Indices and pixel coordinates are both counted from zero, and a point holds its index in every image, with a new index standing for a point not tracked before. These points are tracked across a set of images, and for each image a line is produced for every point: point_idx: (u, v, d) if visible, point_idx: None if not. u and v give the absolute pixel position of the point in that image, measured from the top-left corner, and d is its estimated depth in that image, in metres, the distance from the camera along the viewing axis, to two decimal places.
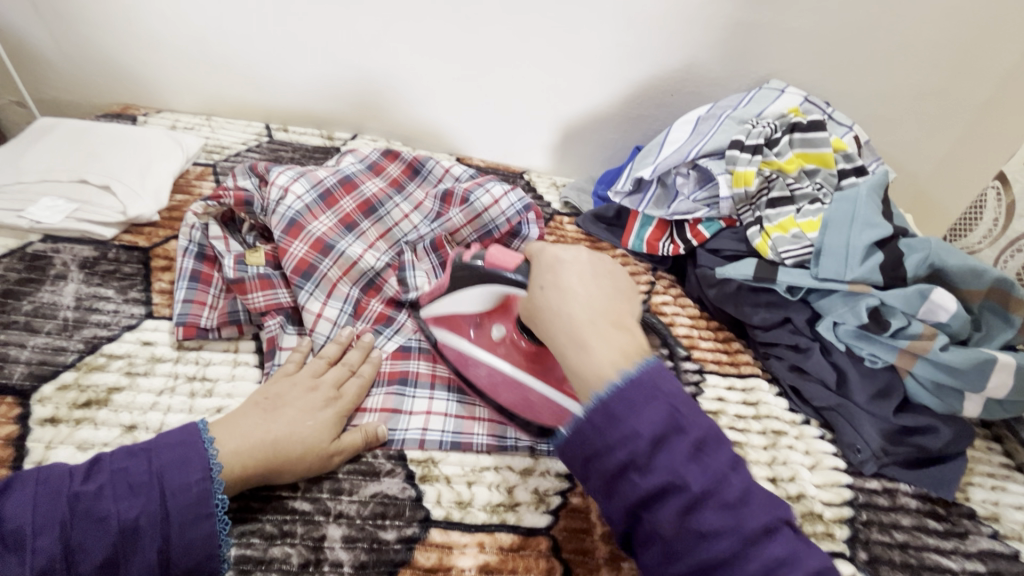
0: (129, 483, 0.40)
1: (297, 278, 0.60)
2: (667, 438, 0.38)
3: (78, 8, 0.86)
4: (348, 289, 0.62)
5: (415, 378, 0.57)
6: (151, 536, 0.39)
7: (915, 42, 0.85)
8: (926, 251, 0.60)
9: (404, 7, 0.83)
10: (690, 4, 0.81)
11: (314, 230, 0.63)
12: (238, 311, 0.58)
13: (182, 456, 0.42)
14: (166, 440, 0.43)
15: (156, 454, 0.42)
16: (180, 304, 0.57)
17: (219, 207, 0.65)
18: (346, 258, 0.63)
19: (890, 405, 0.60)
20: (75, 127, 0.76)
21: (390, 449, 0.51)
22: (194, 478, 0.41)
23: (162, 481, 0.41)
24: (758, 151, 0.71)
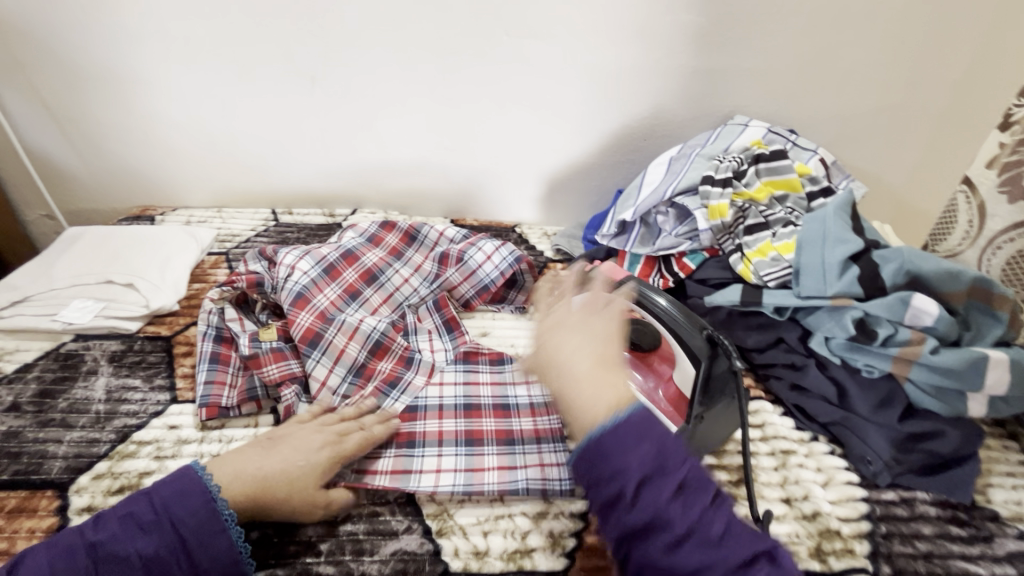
0: (139, 523, 0.43)
1: (305, 346, 0.63)
2: (649, 478, 0.39)
3: (99, 127, 0.95)
4: (354, 354, 0.65)
5: (423, 438, 0.58)
6: (176, 561, 0.42)
7: (863, 66, 0.91)
8: (900, 259, 0.61)
9: (389, 93, 0.91)
10: (646, 59, 0.89)
11: (319, 303, 0.68)
12: (255, 388, 0.62)
13: (180, 489, 0.46)
14: (163, 483, 0.47)
15: (157, 495, 0.45)
16: (202, 386, 0.61)
17: (233, 291, 0.71)
18: (348, 325, 0.66)
19: (894, 413, 0.61)
20: (101, 234, 0.83)
21: (395, 485, 0.55)
22: (196, 505, 0.45)
23: (166, 515, 0.44)
24: (728, 183, 0.75)
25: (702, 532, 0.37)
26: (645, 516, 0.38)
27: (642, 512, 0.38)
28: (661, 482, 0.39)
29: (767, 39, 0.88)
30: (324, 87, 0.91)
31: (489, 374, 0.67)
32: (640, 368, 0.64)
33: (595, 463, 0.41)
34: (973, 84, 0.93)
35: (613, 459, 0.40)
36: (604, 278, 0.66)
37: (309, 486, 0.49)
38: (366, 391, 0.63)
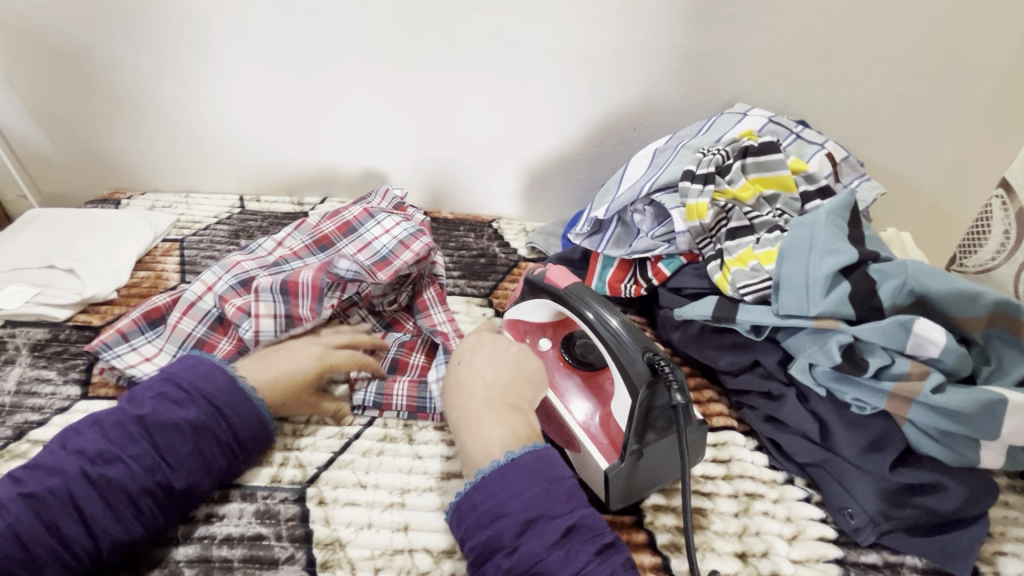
0: (172, 398, 0.48)
1: (147, 324, 0.64)
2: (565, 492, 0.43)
3: (69, 108, 0.93)
4: (189, 329, 0.64)
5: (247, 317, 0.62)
6: (213, 428, 0.48)
7: (887, 49, 0.79)
8: (903, 276, 0.51)
9: (354, 74, 0.86)
10: (632, 39, 0.79)
11: (204, 307, 0.65)
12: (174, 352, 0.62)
13: (203, 371, 0.51)
14: (180, 368, 0.51)
15: (181, 376, 0.50)
16: (129, 352, 0.61)
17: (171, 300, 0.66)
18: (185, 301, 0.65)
19: (884, 460, 0.51)
20: (57, 216, 0.82)
21: (288, 494, 0.50)
22: (222, 380, 0.50)
23: (195, 391, 0.49)
24: (709, 180, 0.65)
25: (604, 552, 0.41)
26: (524, 542, 0.40)
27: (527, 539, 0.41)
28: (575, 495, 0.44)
29: (773, 15, 0.77)
30: (286, 68, 0.86)
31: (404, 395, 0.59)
32: (586, 390, 0.56)
33: (513, 480, 0.43)
34: None
35: (541, 473, 0.44)
36: (544, 284, 0.57)
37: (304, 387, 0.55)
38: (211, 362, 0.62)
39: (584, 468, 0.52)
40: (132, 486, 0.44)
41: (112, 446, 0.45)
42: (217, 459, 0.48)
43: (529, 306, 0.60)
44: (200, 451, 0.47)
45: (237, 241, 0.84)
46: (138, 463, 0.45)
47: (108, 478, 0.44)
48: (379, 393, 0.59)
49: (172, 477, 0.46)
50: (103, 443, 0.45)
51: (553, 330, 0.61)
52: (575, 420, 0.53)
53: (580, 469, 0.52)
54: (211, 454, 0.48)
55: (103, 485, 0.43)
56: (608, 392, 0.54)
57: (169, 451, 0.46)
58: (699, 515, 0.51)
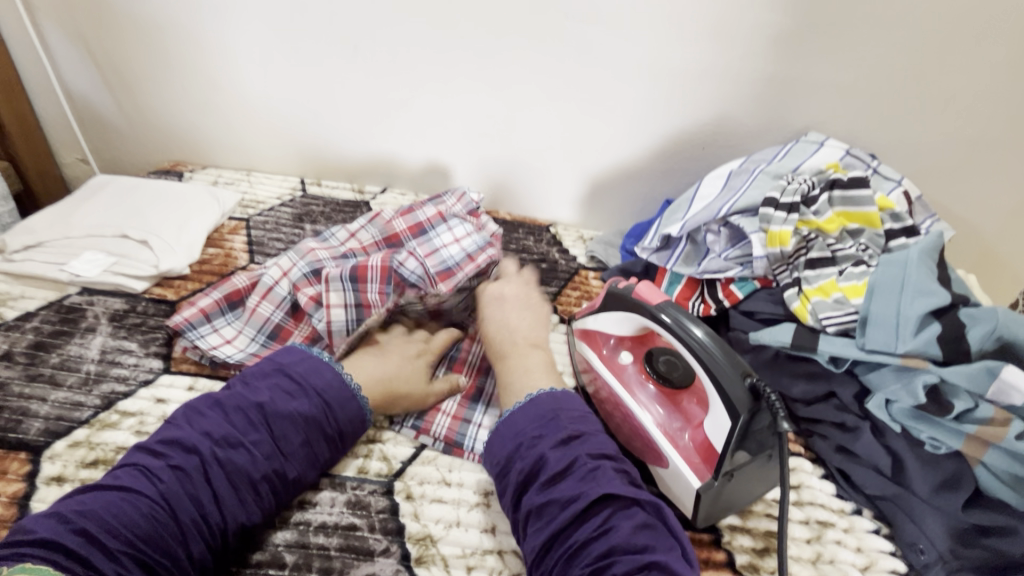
0: (286, 391, 0.50)
1: (226, 306, 0.64)
2: (603, 470, 0.45)
3: (139, 77, 0.93)
4: (267, 314, 0.64)
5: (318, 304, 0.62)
6: (324, 421, 0.50)
7: (968, 92, 0.79)
8: (993, 322, 0.52)
9: (433, 69, 0.86)
10: (717, 60, 0.80)
11: (280, 294, 0.64)
12: (252, 339, 0.63)
13: (312, 366, 0.52)
14: (289, 359, 0.53)
15: (291, 368, 0.52)
16: (207, 330, 0.61)
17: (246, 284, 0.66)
18: (264, 285, 0.64)
19: (957, 499, 0.52)
20: (127, 184, 0.82)
21: (376, 487, 0.51)
22: (330, 377, 0.52)
23: (307, 386, 0.51)
24: (794, 209, 0.66)
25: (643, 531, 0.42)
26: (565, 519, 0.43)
27: (583, 489, 0.44)
28: (618, 477, 0.45)
29: (861, 49, 0.78)
30: (366, 57, 0.86)
31: (454, 405, 0.59)
32: (667, 403, 0.57)
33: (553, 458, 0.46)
34: None
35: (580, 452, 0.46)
36: (632, 298, 0.57)
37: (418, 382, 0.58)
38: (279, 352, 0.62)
39: (668, 483, 0.53)
40: (254, 472, 0.46)
41: (235, 431, 0.47)
42: (324, 452, 0.50)
43: (610, 316, 0.60)
44: (311, 444, 0.49)
45: (302, 225, 0.84)
46: (259, 447, 0.47)
47: (234, 461, 0.45)
48: (420, 416, 0.57)
49: (287, 467, 0.48)
50: (229, 427, 0.47)
51: (634, 345, 0.61)
52: (660, 435, 0.54)
53: (664, 482, 0.54)
54: (320, 447, 0.50)
55: (229, 468, 0.45)
56: (699, 414, 0.54)
57: (284, 441, 0.48)
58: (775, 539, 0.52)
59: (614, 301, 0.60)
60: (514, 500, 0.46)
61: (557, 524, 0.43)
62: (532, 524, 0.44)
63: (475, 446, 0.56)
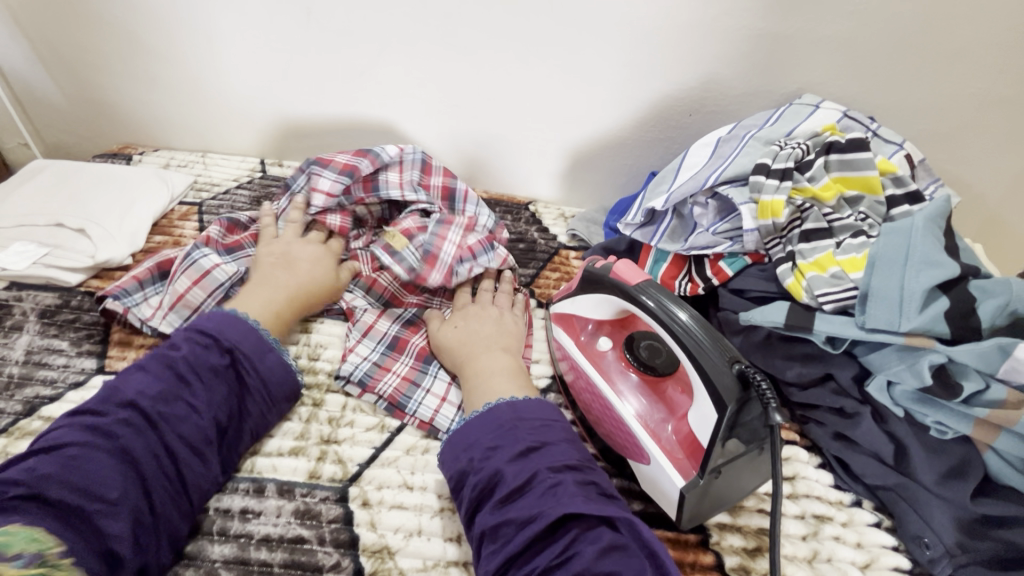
0: (203, 347, 0.48)
1: (156, 277, 0.60)
2: (561, 482, 0.41)
3: (77, 51, 0.86)
4: (178, 284, 0.58)
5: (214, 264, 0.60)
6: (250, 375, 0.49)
7: (976, 45, 0.73)
8: (1006, 296, 0.48)
9: (395, 35, 0.79)
10: (703, 17, 0.73)
11: (218, 278, 0.59)
12: (178, 315, 0.58)
13: (229, 323, 0.51)
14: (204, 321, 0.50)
15: (207, 328, 0.50)
16: (144, 307, 0.58)
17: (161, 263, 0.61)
18: (194, 266, 0.59)
19: (966, 488, 0.48)
20: (66, 168, 0.75)
21: (328, 493, 0.47)
22: (246, 330, 0.51)
23: (226, 342, 0.49)
24: (787, 176, 0.61)
25: (605, 555, 0.38)
26: (518, 540, 0.39)
27: (541, 508, 0.39)
28: (578, 490, 0.41)
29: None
30: (320, 21, 0.79)
31: (407, 367, 0.58)
32: (650, 394, 0.52)
33: (510, 473, 0.42)
34: None
35: (535, 462, 0.42)
36: (608, 278, 0.52)
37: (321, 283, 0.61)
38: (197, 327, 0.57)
39: (650, 481, 0.49)
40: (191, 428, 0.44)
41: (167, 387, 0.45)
42: (254, 411, 0.49)
43: (589, 300, 0.55)
44: (240, 394, 0.48)
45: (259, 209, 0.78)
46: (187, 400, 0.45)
47: (168, 418, 0.44)
48: (369, 372, 0.56)
49: (218, 427, 0.46)
50: (159, 382, 0.45)
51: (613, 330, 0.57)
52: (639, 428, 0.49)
53: (646, 480, 0.49)
54: (251, 399, 0.49)
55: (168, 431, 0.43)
56: (685, 404, 0.49)
57: (212, 392, 0.47)
58: None
59: (591, 284, 0.55)
60: (470, 516, 0.42)
61: (513, 547, 0.39)
62: (486, 546, 0.40)
63: (418, 409, 0.54)
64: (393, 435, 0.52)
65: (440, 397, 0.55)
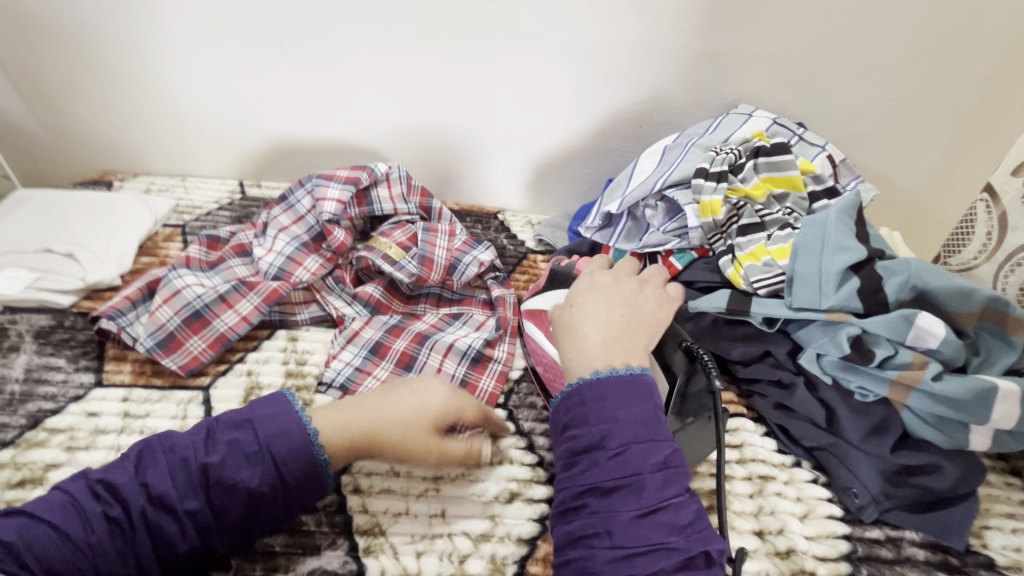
0: (245, 453, 0.44)
1: (142, 296, 0.63)
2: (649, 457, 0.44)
3: (55, 83, 0.89)
4: (158, 308, 0.61)
5: (189, 288, 0.63)
6: (272, 500, 0.44)
7: (885, 57, 0.82)
8: (906, 273, 0.55)
9: (366, 61, 0.85)
10: (648, 38, 0.81)
11: (187, 297, 0.62)
12: (155, 335, 0.59)
13: (281, 426, 0.46)
14: (265, 412, 0.47)
15: (260, 426, 0.46)
16: (135, 324, 0.60)
17: (147, 287, 0.64)
18: (171, 288, 0.62)
19: (886, 442, 0.55)
20: (50, 197, 0.78)
21: None
22: (296, 439, 0.46)
23: (268, 451, 0.45)
24: (723, 178, 0.68)
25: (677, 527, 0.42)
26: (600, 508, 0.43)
27: (631, 476, 0.43)
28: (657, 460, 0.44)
29: (782, 20, 0.80)
30: (294, 50, 0.84)
31: (386, 372, 0.62)
32: None
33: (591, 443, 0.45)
34: (1007, 80, 0.84)
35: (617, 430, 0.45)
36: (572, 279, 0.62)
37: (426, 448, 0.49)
38: (174, 348, 0.59)
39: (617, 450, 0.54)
40: (182, 546, 0.42)
41: (175, 491, 0.42)
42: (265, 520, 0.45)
43: (553, 294, 0.65)
44: (247, 517, 0.44)
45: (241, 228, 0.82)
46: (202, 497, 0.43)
47: (163, 530, 0.42)
48: (350, 377, 0.60)
49: (216, 539, 0.43)
50: (171, 484, 0.43)
51: None
52: None
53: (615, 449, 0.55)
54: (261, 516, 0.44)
55: (159, 534, 0.42)
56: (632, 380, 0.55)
57: (222, 514, 0.43)
58: None
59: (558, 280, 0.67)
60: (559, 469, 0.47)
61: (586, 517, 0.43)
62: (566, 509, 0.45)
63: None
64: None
65: None
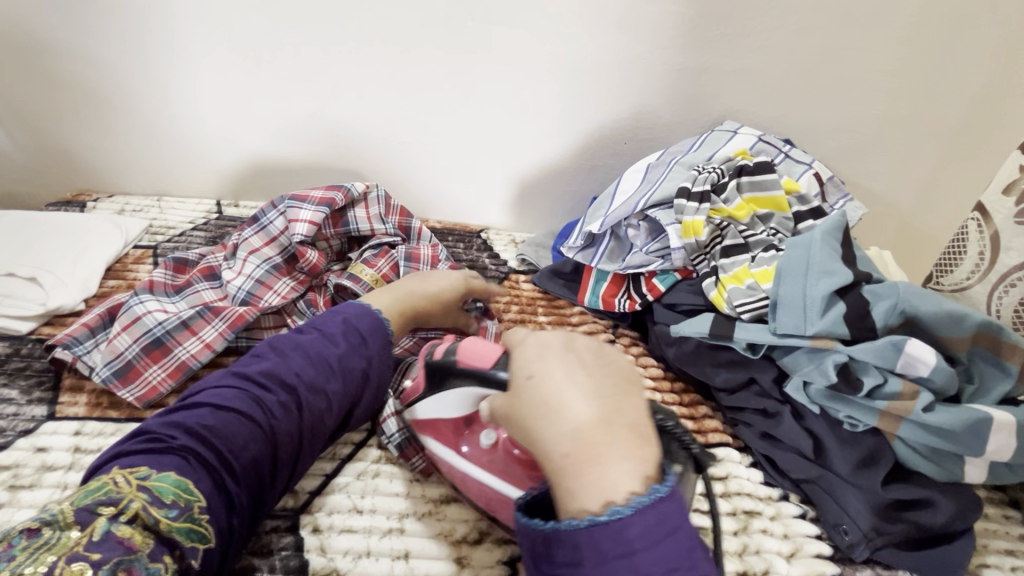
0: (328, 342, 0.51)
1: (101, 324, 0.61)
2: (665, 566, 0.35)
3: (28, 103, 0.88)
4: (117, 336, 0.59)
5: (150, 314, 0.61)
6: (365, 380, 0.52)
7: (871, 72, 0.81)
8: (894, 297, 0.53)
9: (344, 78, 0.83)
10: (629, 54, 0.79)
11: (147, 323, 0.60)
12: (112, 365, 0.57)
13: (364, 323, 0.55)
14: (332, 319, 0.54)
15: (343, 324, 0.54)
16: (93, 352, 0.58)
17: (106, 315, 0.62)
18: (130, 315, 0.60)
19: (876, 476, 0.52)
20: (14, 218, 0.76)
21: (280, 522, 0.48)
22: (371, 327, 0.55)
23: (355, 344, 0.53)
24: (705, 199, 0.66)
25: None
26: None
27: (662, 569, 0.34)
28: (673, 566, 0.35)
29: (765, 36, 0.78)
30: (271, 67, 0.82)
31: None
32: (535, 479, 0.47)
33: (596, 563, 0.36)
34: (996, 95, 0.82)
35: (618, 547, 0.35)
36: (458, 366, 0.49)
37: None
38: (130, 377, 0.56)
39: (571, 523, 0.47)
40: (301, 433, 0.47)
41: (274, 388, 0.47)
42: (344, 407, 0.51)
43: (446, 396, 0.50)
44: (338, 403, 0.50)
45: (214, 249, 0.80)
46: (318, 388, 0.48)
47: (277, 425, 0.45)
48: None
49: (322, 418, 0.49)
50: (279, 380, 0.47)
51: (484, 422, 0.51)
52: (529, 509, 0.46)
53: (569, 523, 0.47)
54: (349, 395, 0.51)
55: (285, 427, 0.46)
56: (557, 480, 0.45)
57: (315, 403, 0.48)
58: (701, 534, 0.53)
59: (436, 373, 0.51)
60: None
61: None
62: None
63: (375, 420, 0.57)
64: (354, 450, 0.55)
65: (394, 413, 0.58)
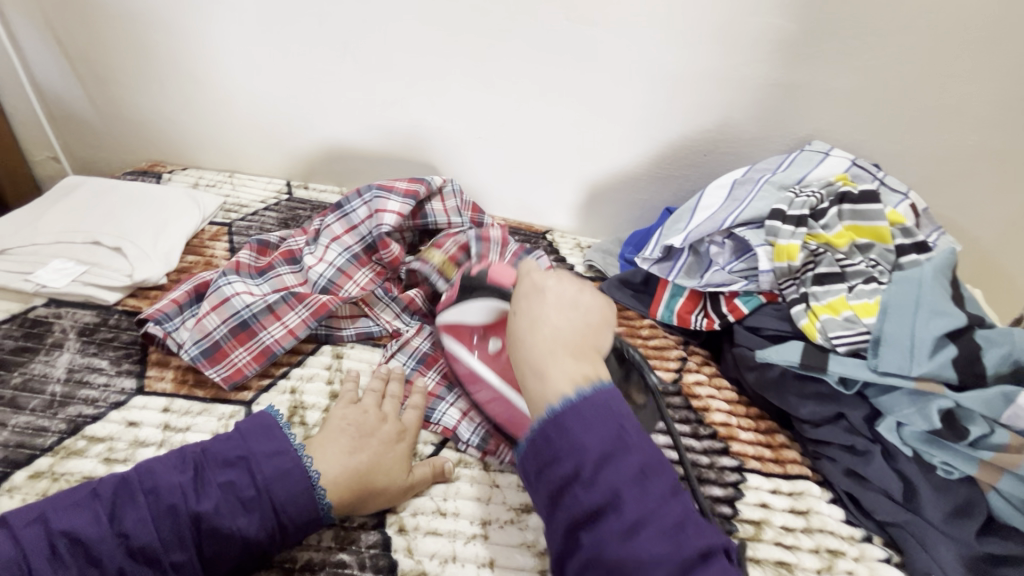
0: (241, 500, 0.44)
1: (189, 299, 0.62)
2: (613, 456, 0.39)
3: (110, 70, 0.88)
4: (206, 314, 0.59)
5: (238, 296, 0.61)
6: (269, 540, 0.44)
7: (977, 102, 0.77)
8: (1010, 345, 0.51)
9: (427, 69, 0.82)
10: (722, 66, 0.77)
11: (236, 305, 0.60)
12: (201, 344, 0.57)
13: (274, 454, 0.47)
14: (261, 447, 0.47)
15: (257, 465, 0.46)
16: (181, 330, 0.59)
17: (195, 291, 0.62)
18: (219, 295, 0.61)
19: (970, 527, 0.51)
20: (97, 186, 0.77)
21: (366, 519, 0.49)
22: (298, 489, 0.46)
23: (269, 489, 0.45)
24: (802, 223, 0.65)
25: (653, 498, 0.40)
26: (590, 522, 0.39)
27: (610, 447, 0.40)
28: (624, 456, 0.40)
29: (867, 57, 0.75)
30: (356, 53, 0.82)
31: (433, 382, 0.60)
32: None
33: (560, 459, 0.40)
34: None
35: (573, 434, 0.40)
36: (486, 280, 0.55)
37: (397, 474, 0.50)
38: (217, 358, 0.57)
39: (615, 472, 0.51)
40: None
41: (173, 531, 0.42)
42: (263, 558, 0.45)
43: (469, 305, 0.56)
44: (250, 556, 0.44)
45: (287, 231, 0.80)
46: (260, 510, 0.44)
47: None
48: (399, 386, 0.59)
49: (222, 558, 0.43)
50: (153, 529, 0.42)
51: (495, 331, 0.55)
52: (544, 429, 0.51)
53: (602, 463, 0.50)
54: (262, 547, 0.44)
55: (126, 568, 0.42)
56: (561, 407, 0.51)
57: (218, 556, 0.43)
58: (783, 569, 0.52)
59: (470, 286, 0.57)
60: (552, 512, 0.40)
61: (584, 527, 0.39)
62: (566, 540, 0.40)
63: (442, 420, 0.57)
64: (436, 448, 0.56)
65: (463, 411, 0.58)
